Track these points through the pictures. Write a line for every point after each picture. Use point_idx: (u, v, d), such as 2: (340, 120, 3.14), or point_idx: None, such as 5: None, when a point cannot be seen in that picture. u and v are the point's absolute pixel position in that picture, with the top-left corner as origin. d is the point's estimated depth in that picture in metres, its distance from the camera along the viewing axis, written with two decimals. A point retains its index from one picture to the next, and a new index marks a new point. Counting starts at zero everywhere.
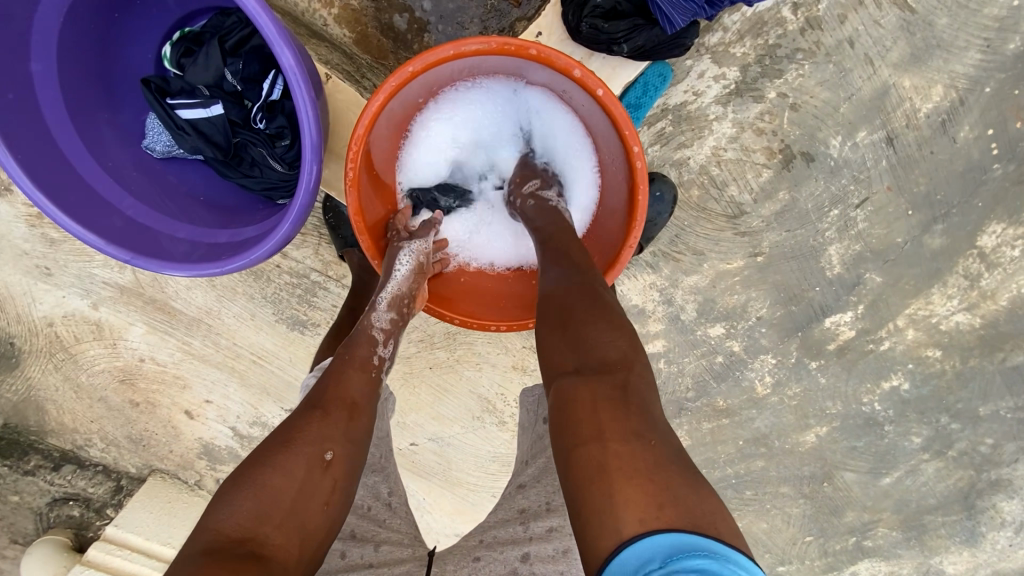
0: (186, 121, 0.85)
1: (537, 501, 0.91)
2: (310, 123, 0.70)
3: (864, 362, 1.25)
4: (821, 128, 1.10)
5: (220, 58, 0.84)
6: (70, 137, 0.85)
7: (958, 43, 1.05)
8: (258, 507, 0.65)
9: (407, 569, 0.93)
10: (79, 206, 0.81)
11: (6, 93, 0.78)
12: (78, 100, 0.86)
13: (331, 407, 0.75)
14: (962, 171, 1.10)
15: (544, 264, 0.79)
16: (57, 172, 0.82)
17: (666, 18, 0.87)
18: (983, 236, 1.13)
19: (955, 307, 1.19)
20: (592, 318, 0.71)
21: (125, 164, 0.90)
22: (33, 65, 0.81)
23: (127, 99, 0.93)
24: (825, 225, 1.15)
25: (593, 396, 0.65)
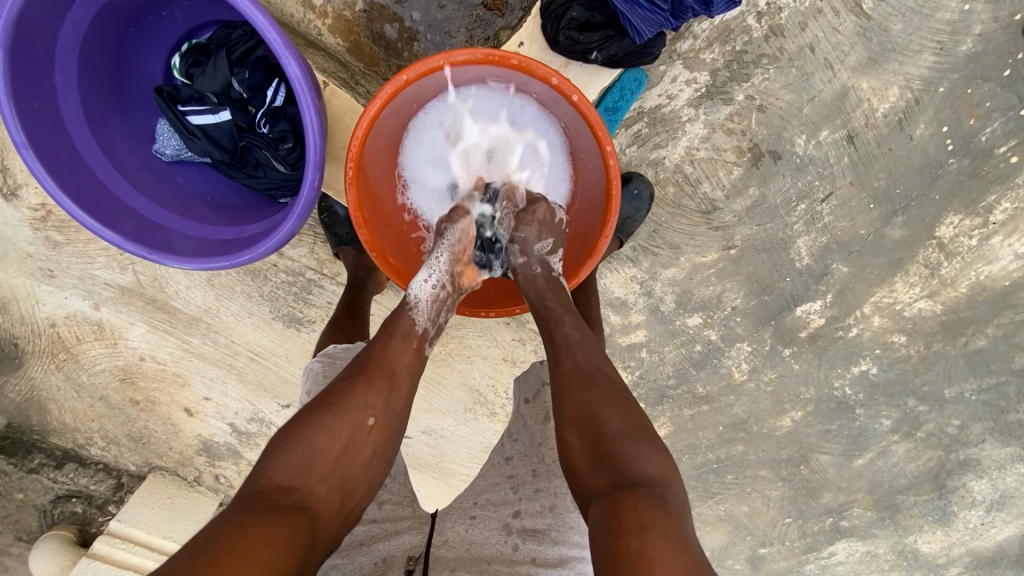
0: (195, 127, 0.89)
1: (525, 469, 0.91)
2: (314, 127, 0.75)
3: (834, 348, 1.32)
4: (787, 128, 1.17)
5: (227, 68, 0.89)
6: (87, 141, 0.89)
7: (912, 47, 1.12)
8: (308, 462, 0.71)
9: (407, 527, 0.88)
10: (97, 207, 0.86)
11: (32, 100, 0.82)
12: (93, 107, 0.91)
13: (373, 374, 0.79)
14: (919, 166, 1.18)
15: (562, 357, 0.82)
16: (76, 174, 0.86)
17: (636, 29, 0.94)
18: (941, 228, 1.21)
19: (917, 295, 1.27)
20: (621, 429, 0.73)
21: (136, 168, 0.94)
22: (56, 76, 0.85)
23: (138, 108, 0.98)
24: (793, 219, 1.22)
25: (634, 502, 0.66)
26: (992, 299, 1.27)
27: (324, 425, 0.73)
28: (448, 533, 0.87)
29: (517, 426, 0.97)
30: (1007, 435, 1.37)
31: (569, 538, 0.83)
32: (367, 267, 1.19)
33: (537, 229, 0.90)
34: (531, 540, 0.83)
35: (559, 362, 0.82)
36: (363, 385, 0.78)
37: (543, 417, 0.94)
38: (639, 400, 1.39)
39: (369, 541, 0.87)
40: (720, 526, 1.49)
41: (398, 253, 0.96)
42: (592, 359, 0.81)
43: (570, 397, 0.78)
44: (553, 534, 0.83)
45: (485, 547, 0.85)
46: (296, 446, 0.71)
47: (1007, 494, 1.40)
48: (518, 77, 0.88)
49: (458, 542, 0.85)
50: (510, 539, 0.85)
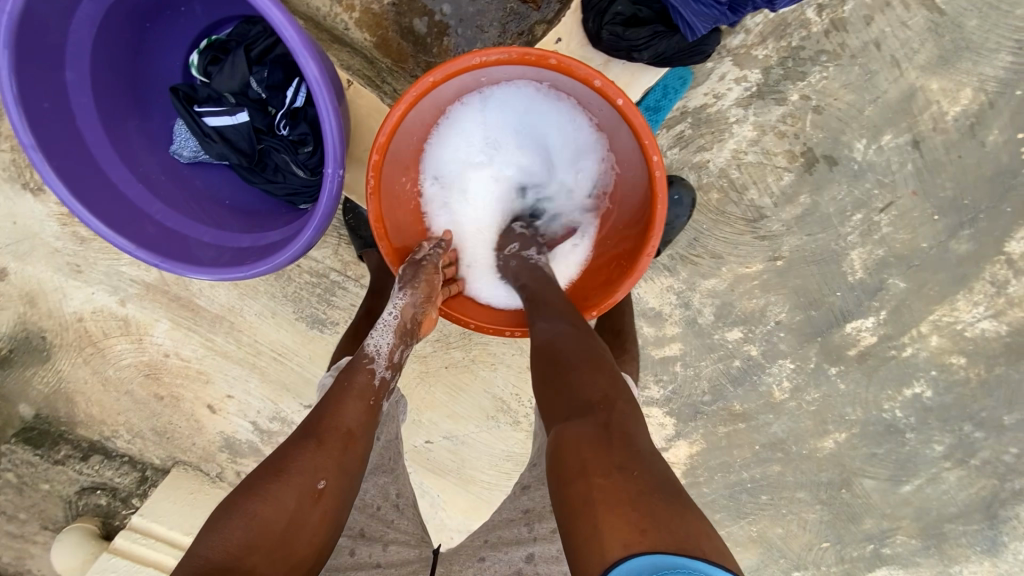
0: (212, 128, 0.87)
1: (541, 504, 0.92)
2: (333, 131, 0.71)
3: (885, 368, 1.23)
4: (845, 132, 1.08)
5: (246, 67, 0.85)
6: (101, 142, 0.87)
7: (988, 45, 1.02)
8: (248, 535, 0.65)
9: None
10: (110, 211, 0.84)
11: (42, 102, 0.79)
12: (107, 106, 0.88)
13: (326, 435, 0.73)
14: (990, 175, 1.08)
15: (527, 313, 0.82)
16: (90, 177, 0.84)
17: (685, 28, 0.86)
18: (1012, 242, 1.10)
19: (981, 314, 1.16)
20: (573, 359, 0.73)
21: (152, 170, 0.92)
22: (67, 74, 0.83)
23: (156, 106, 0.95)
24: (847, 229, 1.13)
25: (572, 436, 0.65)
26: None
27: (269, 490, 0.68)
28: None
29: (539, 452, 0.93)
30: None
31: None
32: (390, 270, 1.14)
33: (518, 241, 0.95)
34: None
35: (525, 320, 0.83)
36: (310, 448, 0.72)
37: None
38: (670, 415, 1.32)
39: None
40: (751, 548, 1.41)
41: None
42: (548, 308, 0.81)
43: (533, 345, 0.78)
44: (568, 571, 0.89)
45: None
46: (235, 520, 0.65)
47: None
48: (557, 77, 0.82)
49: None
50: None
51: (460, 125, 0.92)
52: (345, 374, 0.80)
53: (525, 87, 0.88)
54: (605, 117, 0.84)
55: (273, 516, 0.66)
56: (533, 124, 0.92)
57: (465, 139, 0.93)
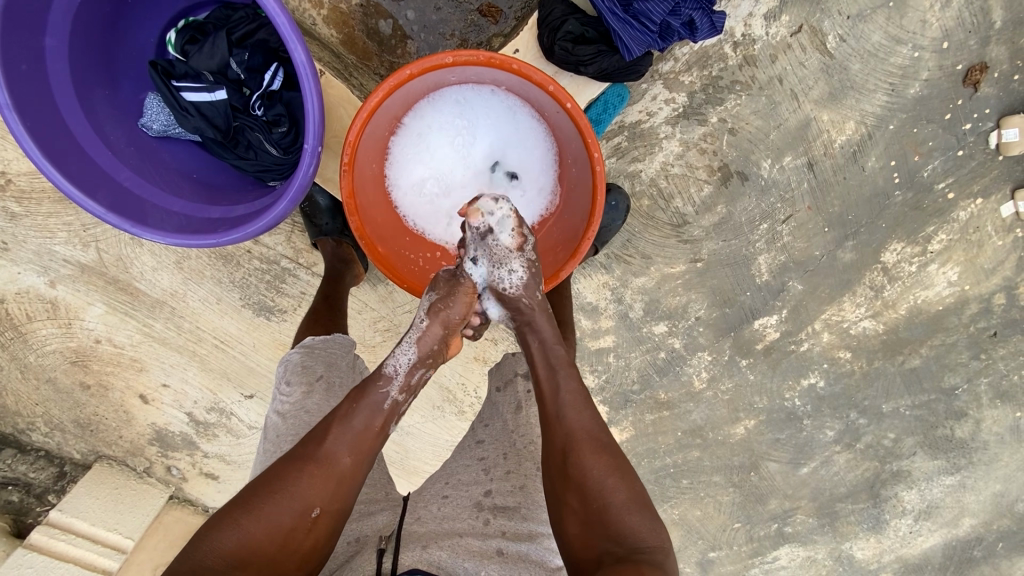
0: (189, 103, 0.89)
1: (496, 452, 0.93)
2: (315, 111, 0.75)
3: (786, 361, 1.41)
4: (754, 152, 1.25)
5: (226, 48, 0.88)
6: (71, 107, 0.87)
7: (868, 86, 1.21)
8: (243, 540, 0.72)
9: (380, 509, 0.88)
10: (78, 174, 0.85)
11: (19, 64, 0.80)
12: (81, 73, 0.88)
13: (322, 463, 0.77)
14: (869, 196, 1.27)
15: (568, 413, 0.83)
16: (60, 141, 0.85)
17: (624, 46, 0.98)
18: (886, 253, 1.31)
19: (862, 314, 1.37)
20: (629, 499, 0.77)
21: (121, 139, 0.92)
22: (46, 40, 0.84)
23: (128, 79, 0.95)
24: (755, 237, 1.30)
25: (637, 566, 0.69)
26: (926, 323, 1.38)
27: (266, 507, 0.73)
28: (420, 511, 0.86)
29: (490, 413, 0.98)
30: (935, 449, 1.47)
31: (536, 517, 0.87)
32: (346, 258, 1.19)
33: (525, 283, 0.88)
34: (501, 517, 0.86)
35: (563, 422, 0.82)
36: (306, 474, 0.75)
37: (514, 408, 0.96)
38: (604, 405, 1.44)
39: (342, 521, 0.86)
40: (673, 529, 1.55)
41: (385, 242, 0.97)
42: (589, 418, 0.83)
43: (575, 459, 0.79)
44: (523, 512, 0.87)
45: (456, 523, 0.85)
46: (232, 526, 0.72)
47: (934, 504, 1.50)
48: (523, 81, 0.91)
49: (430, 519, 0.85)
50: (481, 515, 0.86)
51: (443, 112, 0.97)
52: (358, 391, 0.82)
53: (509, 100, 0.96)
54: (558, 120, 0.94)
55: (266, 528, 0.73)
56: (510, 129, 0.98)
57: (443, 125, 0.97)
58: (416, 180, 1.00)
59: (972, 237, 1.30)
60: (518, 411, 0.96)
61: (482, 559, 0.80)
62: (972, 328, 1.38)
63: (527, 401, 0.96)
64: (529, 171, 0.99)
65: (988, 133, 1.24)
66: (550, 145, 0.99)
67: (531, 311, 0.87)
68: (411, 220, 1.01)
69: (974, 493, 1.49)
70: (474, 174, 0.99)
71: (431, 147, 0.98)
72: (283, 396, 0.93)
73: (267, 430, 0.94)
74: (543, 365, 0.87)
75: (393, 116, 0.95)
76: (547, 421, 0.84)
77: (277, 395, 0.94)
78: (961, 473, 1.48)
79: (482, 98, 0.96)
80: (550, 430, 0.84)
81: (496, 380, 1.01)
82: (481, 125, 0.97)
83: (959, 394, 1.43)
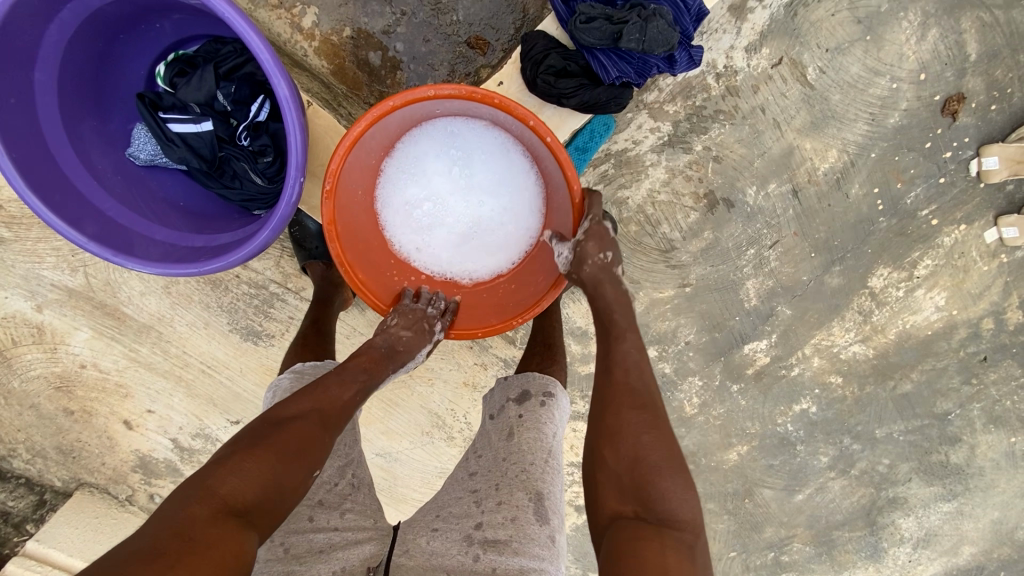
0: (176, 135, 0.90)
1: (488, 483, 0.88)
2: (298, 145, 0.77)
3: (778, 386, 1.40)
4: (739, 178, 1.26)
5: (213, 80, 0.88)
6: (60, 138, 0.88)
7: (848, 116, 1.24)
8: (264, 487, 0.69)
9: (367, 538, 0.86)
10: (64, 204, 0.85)
11: (7, 98, 0.82)
12: (69, 105, 0.90)
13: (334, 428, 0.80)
14: (855, 222, 1.29)
15: (618, 372, 0.82)
16: (46, 171, 0.85)
17: (653, 13, 0.93)
18: (873, 279, 1.32)
19: (852, 339, 1.37)
20: (667, 466, 0.74)
21: (107, 168, 0.93)
22: (36, 74, 0.85)
23: (117, 110, 0.96)
24: (743, 262, 1.31)
25: (661, 542, 0.69)
26: (916, 347, 1.38)
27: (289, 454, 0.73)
28: (410, 544, 0.86)
29: (482, 442, 0.94)
30: (931, 475, 1.45)
31: (528, 550, 0.82)
32: (335, 283, 1.18)
33: (596, 242, 0.89)
34: (492, 552, 0.82)
35: (613, 376, 0.82)
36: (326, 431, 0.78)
37: (506, 435, 0.91)
38: None
39: (329, 550, 0.83)
40: None
41: (370, 266, 0.98)
42: (641, 379, 0.82)
43: (618, 411, 0.79)
44: (514, 546, 0.82)
45: (445, 558, 0.83)
46: (252, 466, 0.70)
47: (932, 532, 1.48)
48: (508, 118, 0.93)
49: (419, 553, 0.84)
50: (471, 550, 0.83)
51: (438, 141, 0.99)
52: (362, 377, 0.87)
53: (502, 136, 0.98)
54: (542, 155, 0.95)
55: (286, 475, 0.72)
56: (500, 162, 0.99)
57: (438, 152, 0.99)
58: (404, 202, 1.01)
59: (957, 263, 1.31)
60: (510, 438, 0.91)
61: None
62: (962, 353, 1.38)
63: (518, 426, 0.91)
64: (516, 205, 1.01)
65: (969, 161, 1.25)
66: (535, 180, 1.00)
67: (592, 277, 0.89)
68: (398, 244, 1.03)
69: (972, 521, 1.47)
70: (461, 202, 1.00)
71: (423, 173, 1.00)
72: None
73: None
74: (599, 311, 0.90)
75: (382, 143, 0.97)
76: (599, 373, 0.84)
77: None
78: (958, 500, 1.46)
79: (475, 131, 0.99)
80: (600, 385, 0.83)
81: (489, 408, 0.97)
82: (472, 156, 0.99)
83: (952, 419, 1.43)
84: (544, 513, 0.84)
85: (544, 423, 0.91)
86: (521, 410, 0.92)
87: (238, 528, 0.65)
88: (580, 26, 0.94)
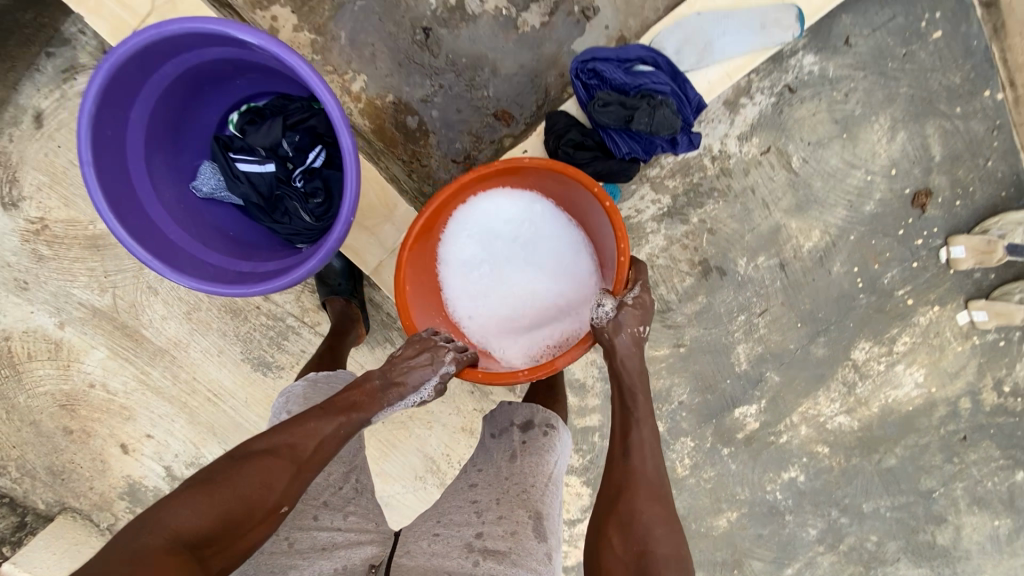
0: (241, 172, 1.00)
1: (489, 497, 0.91)
2: (351, 196, 0.82)
3: (767, 452, 1.45)
4: (732, 249, 1.37)
5: (280, 129, 0.98)
6: (139, 169, 0.96)
7: (829, 201, 1.35)
8: (215, 523, 0.71)
9: (369, 539, 0.87)
10: (137, 227, 0.92)
11: (106, 131, 0.88)
12: (152, 140, 0.98)
13: (302, 466, 0.78)
14: (837, 297, 1.39)
15: (635, 459, 0.86)
16: (124, 196, 0.92)
17: (660, 100, 1.03)
18: (855, 351, 1.41)
19: (837, 409, 1.43)
20: (670, 560, 0.79)
21: (173, 197, 1.00)
22: (131, 112, 0.92)
23: (188, 147, 1.05)
24: (733, 327, 1.39)
25: None
26: (898, 422, 1.44)
27: (246, 491, 0.74)
28: (410, 545, 0.87)
29: (482, 458, 0.97)
30: (918, 556, 1.47)
31: (525, 563, 0.85)
32: (351, 317, 1.24)
33: (635, 314, 0.88)
34: (490, 561, 0.84)
35: (629, 465, 0.86)
36: (288, 473, 0.77)
37: (508, 456, 0.94)
38: (587, 486, 1.46)
39: (332, 548, 0.85)
40: None
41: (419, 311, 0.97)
42: (654, 469, 0.86)
43: (629, 499, 0.83)
44: (512, 557, 0.84)
45: (445, 560, 0.84)
46: (203, 502, 0.72)
47: None
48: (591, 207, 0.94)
49: (419, 554, 0.85)
50: (470, 556, 0.85)
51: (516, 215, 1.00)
52: (347, 410, 0.83)
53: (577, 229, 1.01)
54: (608, 252, 0.95)
55: (240, 511, 0.73)
56: (566, 252, 1.01)
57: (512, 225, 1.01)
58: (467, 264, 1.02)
59: (933, 341, 1.40)
60: (512, 460, 0.94)
61: None
62: (943, 431, 1.44)
63: (521, 451, 0.94)
64: (570, 295, 1.00)
65: (939, 249, 1.36)
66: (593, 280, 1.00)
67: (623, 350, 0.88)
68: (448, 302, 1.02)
69: None
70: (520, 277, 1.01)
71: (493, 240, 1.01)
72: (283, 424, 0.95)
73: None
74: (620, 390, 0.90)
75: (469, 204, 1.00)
76: (615, 458, 0.88)
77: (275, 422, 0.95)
78: None
79: (555, 218, 1.01)
80: (615, 467, 0.87)
81: (491, 427, 0.99)
82: (544, 239, 1.01)
83: (936, 497, 1.46)
84: (543, 531, 0.87)
85: (546, 450, 0.94)
86: (524, 437, 0.96)
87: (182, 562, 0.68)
88: (599, 109, 1.04)
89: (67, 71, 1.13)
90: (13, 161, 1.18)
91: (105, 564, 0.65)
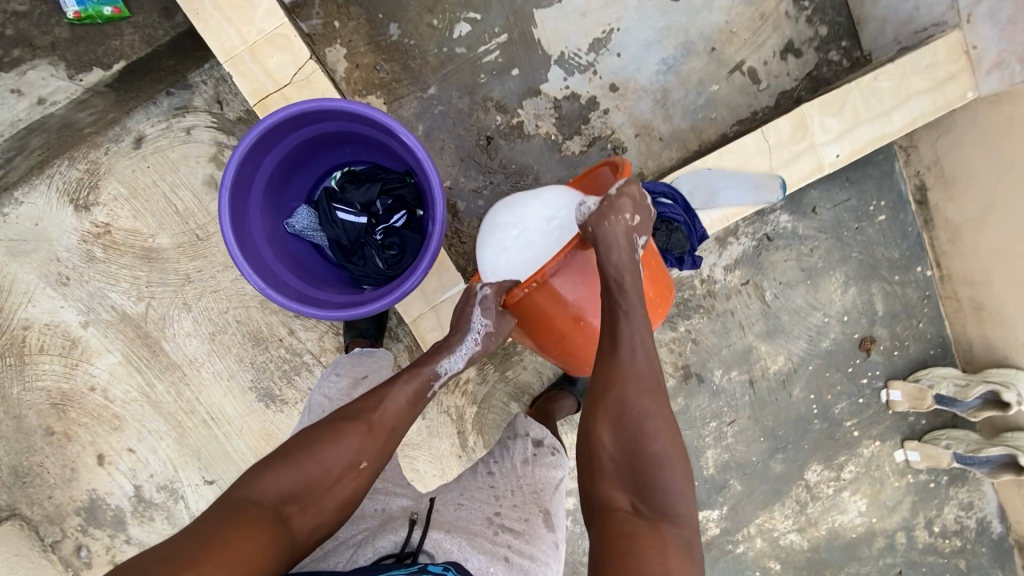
0: (336, 219, 1.11)
1: (507, 487, 0.95)
2: (435, 248, 0.96)
3: (723, 560, 1.58)
4: (710, 361, 1.56)
5: (377, 192, 1.12)
6: (255, 202, 1.07)
7: (794, 333, 1.57)
8: (299, 482, 0.76)
9: (404, 493, 0.91)
10: (245, 248, 1.01)
11: (246, 168, 1.01)
12: (271, 182, 1.10)
13: (376, 424, 0.85)
14: (795, 418, 1.57)
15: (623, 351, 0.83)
16: (241, 221, 1.02)
17: (676, 226, 1.23)
18: (808, 472, 1.57)
19: (789, 526, 1.57)
20: (667, 455, 0.77)
21: (272, 229, 1.11)
22: (267, 157, 1.06)
23: (291, 192, 1.17)
24: (704, 432, 1.56)
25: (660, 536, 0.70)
26: (842, 547, 1.58)
27: (326, 454, 0.79)
28: (438, 508, 0.85)
29: (499, 454, 1.02)
30: None
31: (537, 546, 0.86)
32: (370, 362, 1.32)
33: (623, 208, 0.86)
34: (509, 534, 0.85)
35: (616, 358, 0.83)
36: (361, 431, 0.83)
37: (524, 459, 1.01)
38: None
39: (373, 489, 0.90)
40: None
41: None
42: (646, 361, 0.82)
43: (619, 393, 0.80)
44: (528, 537, 0.86)
45: (469, 524, 0.83)
46: (291, 467, 0.77)
47: None
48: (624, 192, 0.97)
49: (446, 514, 0.84)
50: (491, 526, 0.85)
51: None
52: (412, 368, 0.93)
53: None
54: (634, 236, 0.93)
55: (322, 474, 0.78)
56: None
57: None
58: None
59: (874, 473, 1.58)
60: (525, 464, 1.00)
61: (493, 559, 0.78)
62: (880, 562, 1.59)
63: (533, 460, 1.02)
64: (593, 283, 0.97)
65: (880, 390, 1.58)
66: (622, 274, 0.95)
67: (609, 236, 0.85)
68: None
69: None
70: None
71: None
72: (330, 383, 1.05)
73: (310, 408, 1.04)
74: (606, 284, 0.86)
75: None
76: (603, 354, 0.84)
77: (326, 380, 1.06)
78: None
79: None
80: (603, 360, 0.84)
81: (510, 431, 1.07)
82: None
83: None
84: (553, 523, 0.91)
85: (555, 464, 1.03)
86: (536, 450, 1.04)
87: (270, 520, 0.70)
88: None
89: (179, 109, 1.30)
90: (101, 172, 1.32)
91: (205, 520, 0.67)
